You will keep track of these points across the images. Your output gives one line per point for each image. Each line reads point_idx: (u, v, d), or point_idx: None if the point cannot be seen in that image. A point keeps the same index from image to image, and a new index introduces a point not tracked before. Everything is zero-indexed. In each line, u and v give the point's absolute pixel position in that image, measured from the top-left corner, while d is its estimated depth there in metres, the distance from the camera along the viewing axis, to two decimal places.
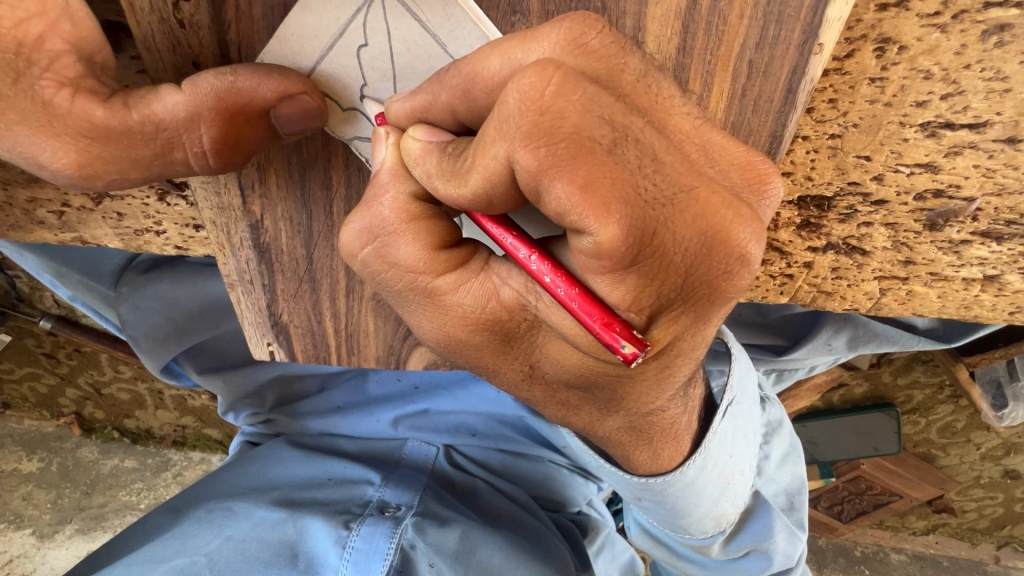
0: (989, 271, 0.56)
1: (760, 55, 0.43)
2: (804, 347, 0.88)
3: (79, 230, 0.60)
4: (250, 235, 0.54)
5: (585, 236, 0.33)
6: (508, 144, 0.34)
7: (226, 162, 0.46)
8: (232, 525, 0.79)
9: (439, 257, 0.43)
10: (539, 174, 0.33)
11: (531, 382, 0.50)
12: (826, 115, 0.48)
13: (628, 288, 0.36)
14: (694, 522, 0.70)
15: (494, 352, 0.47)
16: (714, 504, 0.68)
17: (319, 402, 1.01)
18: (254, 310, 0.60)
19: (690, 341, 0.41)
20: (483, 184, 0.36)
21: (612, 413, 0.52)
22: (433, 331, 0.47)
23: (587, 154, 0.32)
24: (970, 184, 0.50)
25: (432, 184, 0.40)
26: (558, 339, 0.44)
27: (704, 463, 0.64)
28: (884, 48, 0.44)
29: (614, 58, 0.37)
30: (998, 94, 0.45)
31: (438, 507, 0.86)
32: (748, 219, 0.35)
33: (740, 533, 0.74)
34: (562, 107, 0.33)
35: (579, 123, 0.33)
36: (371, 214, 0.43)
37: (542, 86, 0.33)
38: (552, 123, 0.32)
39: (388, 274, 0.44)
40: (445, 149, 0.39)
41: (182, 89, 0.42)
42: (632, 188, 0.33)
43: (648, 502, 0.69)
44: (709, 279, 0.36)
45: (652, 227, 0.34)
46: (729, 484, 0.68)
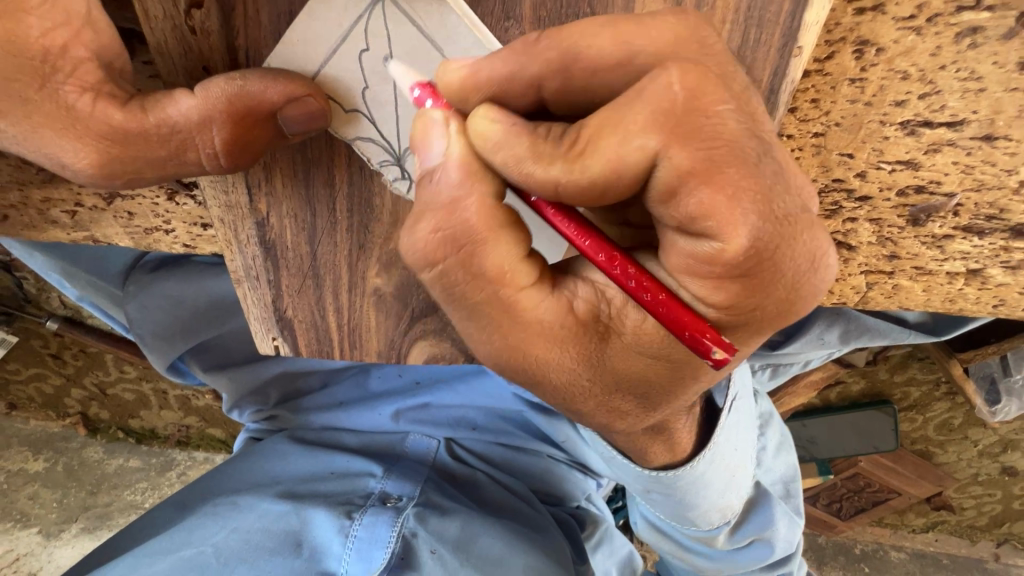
0: (973, 264, 0.58)
1: (742, 57, 0.45)
2: (797, 341, 0.90)
3: (91, 229, 0.62)
4: (256, 233, 0.56)
5: (710, 241, 0.36)
6: (661, 137, 0.35)
7: (236, 162, 0.48)
8: (238, 517, 0.81)
9: (524, 266, 0.41)
10: (686, 177, 0.35)
11: (586, 395, 0.47)
12: (809, 115, 0.50)
13: (729, 293, 0.38)
14: (700, 513, 0.71)
15: (558, 372, 0.45)
16: (720, 496, 0.70)
17: (322, 398, 1.04)
18: (260, 306, 0.62)
19: (747, 351, 0.43)
20: (607, 171, 0.36)
21: (648, 420, 0.50)
22: (498, 345, 0.44)
23: (739, 163, 0.35)
24: (951, 180, 0.52)
25: (523, 169, 0.38)
26: (627, 348, 0.44)
27: (713, 457, 0.66)
28: (862, 50, 0.46)
29: (727, 65, 0.38)
30: (973, 93, 0.47)
31: (439, 498, 0.88)
32: (828, 242, 0.40)
33: (744, 523, 0.76)
34: (721, 115, 0.35)
35: (735, 132, 0.35)
36: (451, 213, 0.40)
37: (701, 89, 0.35)
38: (715, 128, 0.35)
39: (469, 287, 0.41)
40: (536, 132, 0.39)
41: (194, 93, 0.44)
42: (769, 201, 0.36)
43: (657, 494, 0.70)
44: (797, 288, 0.39)
45: (772, 241, 0.36)
46: (734, 476, 0.70)
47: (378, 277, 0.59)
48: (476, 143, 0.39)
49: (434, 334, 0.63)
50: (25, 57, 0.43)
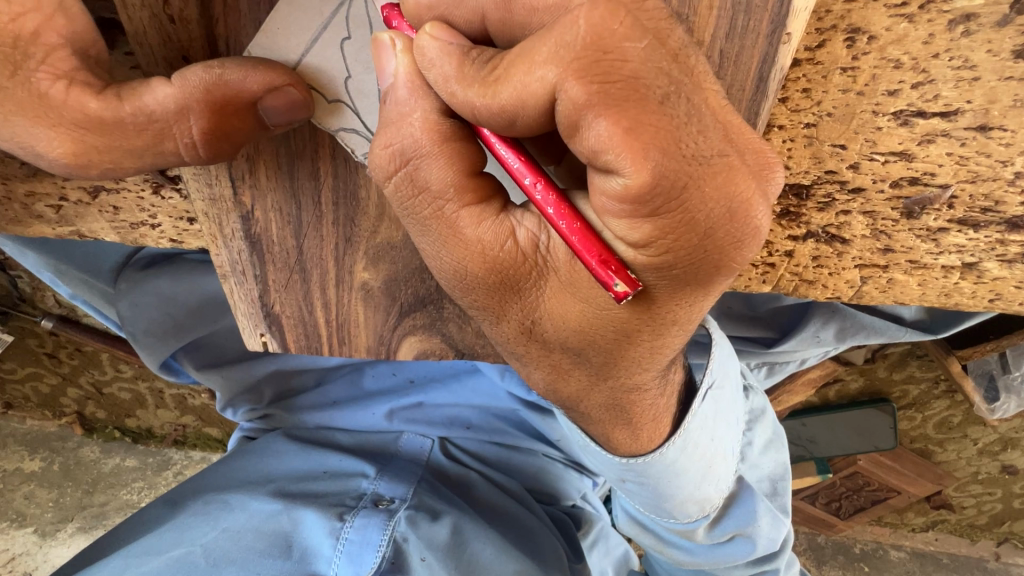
0: (968, 258, 0.57)
1: (731, 45, 0.45)
2: (792, 339, 0.89)
3: (76, 224, 0.61)
4: (241, 226, 0.55)
5: (615, 177, 0.35)
6: (559, 70, 0.34)
7: (216, 153, 0.47)
8: (227, 518, 0.80)
9: (470, 183, 0.43)
10: (585, 109, 0.34)
11: (528, 339, 0.50)
12: (801, 105, 0.49)
13: (644, 237, 0.38)
14: (677, 505, 0.71)
15: (498, 299, 0.47)
16: (696, 488, 0.69)
17: (316, 397, 1.03)
18: (246, 301, 0.61)
19: (683, 309, 0.43)
20: (513, 101, 0.36)
21: (601, 382, 0.53)
22: (450, 265, 0.46)
23: (638, 100, 0.33)
24: (945, 171, 0.52)
25: (449, 89, 0.39)
26: (564, 292, 0.45)
27: (684, 445, 0.65)
28: (853, 39, 0.46)
29: (664, 20, 0.35)
30: (967, 82, 0.46)
31: (432, 500, 0.87)
32: (762, 196, 0.38)
33: (724, 517, 0.75)
34: (625, 51, 0.33)
35: (638, 70, 0.33)
36: (398, 133, 0.42)
37: (612, 24, 0.33)
38: (612, 64, 0.33)
39: (415, 200, 0.44)
40: (468, 55, 0.39)
41: (172, 82, 0.44)
42: (676, 140, 0.34)
43: (632, 484, 0.70)
44: (723, 245, 0.38)
45: (683, 182, 0.35)
46: (710, 468, 0.69)
47: (365, 272, 0.58)
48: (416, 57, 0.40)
49: (423, 330, 0.62)
50: None
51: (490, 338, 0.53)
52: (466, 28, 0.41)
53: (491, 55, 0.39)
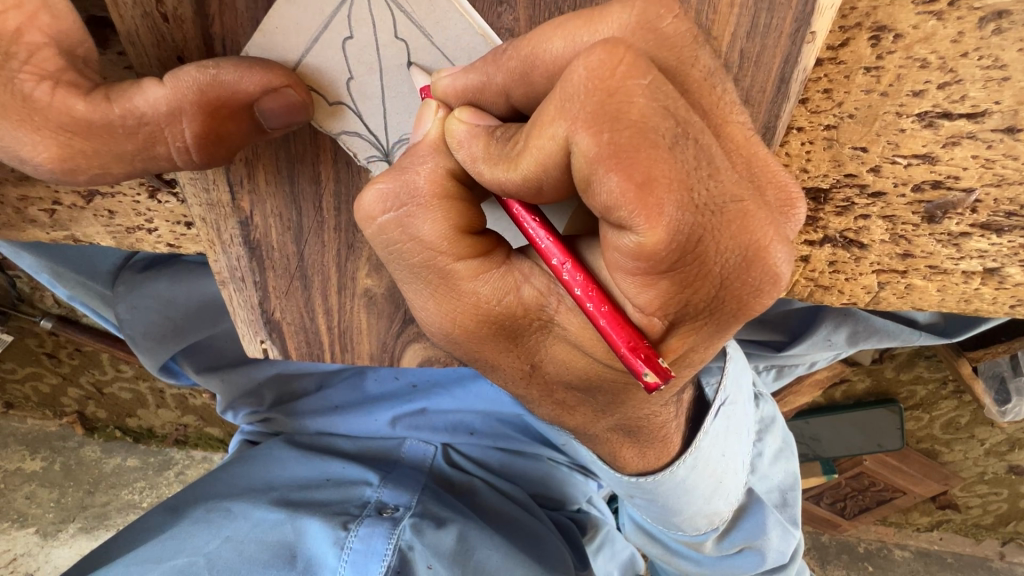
0: (989, 264, 0.55)
1: (751, 44, 0.43)
2: (802, 343, 0.88)
3: (71, 229, 0.60)
4: (240, 232, 0.54)
5: (628, 234, 0.33)
6: (568, 124, 0.32)
7: (210, 157, 0.45)
8: (231, 526, 0.79)
9: (463, 240, 0.42)
10: (596, 163, 0.32)
11: (530, 380, 0.50)
12: (821, 106, 0.47)
13: (659, 292, 0.36)
14: (686, 519, 0.70)
15: (497, 347, 0.47)
16: (706, 502, 0.68)
17: (319, 400, 1.02)
18: (246, 308, 0.60)
19: (701, 353, 0.42)
20: (536, 167, 0.35)
21: (607, 415, 0.52)
22: (439, 317, 0.46)
23: (649, 147, 0.31)
24: (969, 175, 0.50)
25: (477, 169, 0.39)
26: (566, 342, 0.45)
27: (695, 463, 0.64)
28: (879, 37, 0.44)
29: (686, 48, 0.36)
30: (996, 83, 0.44)
31: (436, 507, 0.86)
32: (783, 238, 0.35)
33: (733, 530, 0.73)
34: (630, 90, 0.31)
35: (645, 111, 0.32)
36: (401, 180, 0.41)
37: (613, 65, 0.32)
38: (619, 107, 0.31)
39: (405, 247, 0.42)
40: (494, 133, 0.38)
41: (164, 82, 0.42)
42: (687, 190, 0.32)
43: (640, 500, 0.69)
44: (740, 294, 0.36)
45: (697, 235, 0.33)
46: (721, 483, 0.68)
47: (368, 278, 0.56)
48: (447, 141, 0.40)
49: (427, 337, 0.60)
50: None
51: (492, 379, 0.53)
52: (494, 108, 0.41)
53: (516, 130, 0.38)
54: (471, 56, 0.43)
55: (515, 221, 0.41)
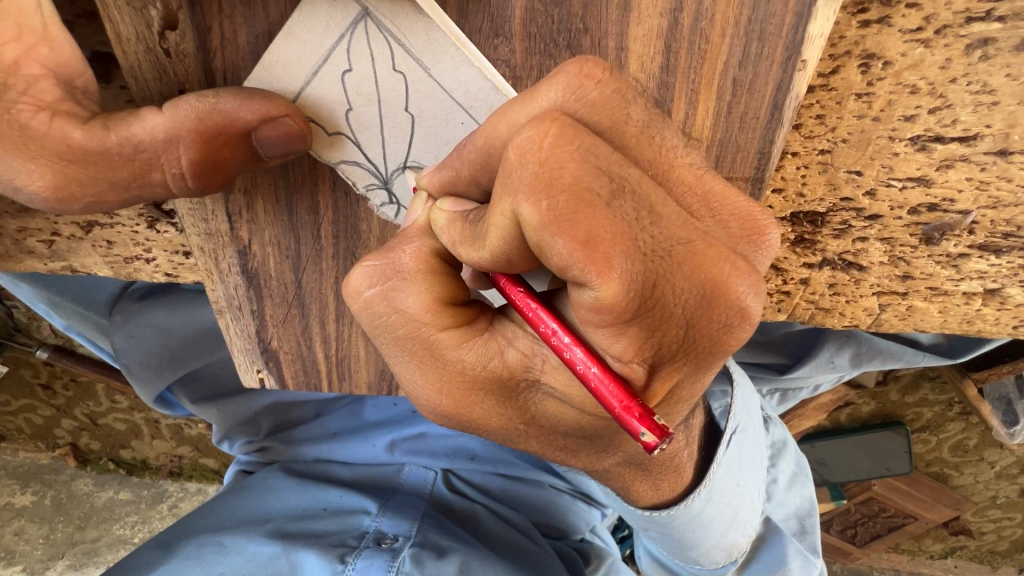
0: (990, 285, 0.56)
1: (743, 73, 0.43)
2: (806, 365, 0.87)
3: (69, 259, 0.59)
4: (238, 261, 0.53)
5: (586, 290, 0.33)
6: (512, 197, 0.33)
7: (204, 184, 0.46)
8: (223, 562, 0.78)
9: (445, 311, 0.42)
10: (542, 230, 0.32)
11: (528, 434, 0.49)
12: (814, 131, 0.48)
13: (630, 340, 0.35)
14: (704, 553, 0.68)
15: (492, 403, 0.46)
16: (723, 535, 0.67)
17: (314, 428, 1.05)
18: (243, 337, 0.59)
19: (691, 388, 0.41)
20: (502, 244, 0.35)
21: (608, 455, 0.51)
22: (427, 380, 0.46)
23: (587, 207, 0.32)
24: (965, 197, 0.50)
25: (456, 253, 0.39)
26: (556, 398, 0.44)
27: (709, 496, 0.62)
28: (868, 64, 0.44)
29: (617, 108, 0.37)
30: (986, 107, 0.45)
31: (437, 536, 0.85)
32: (741, 270, 0.34)
33: (753, 562, 0.72)
34: (560, 157, 0.32)
35: (578, 173, 0.32)
36: (387, 257, 0.42)
37: (540, 137, 0.32)
38: (552, 173, 0.32)
39: (390, 319, 0.43)
40: (468, 217, 0.39)
41: (163, 111, 0.43)
42: (633, 240, 0.32)
43: (655, 533, 0.67)
44: (710, 331, 0.35)
45: (652, 281, 0.33)
46: (738, 514, 0.66)
47: None
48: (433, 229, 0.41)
49: None
50: None
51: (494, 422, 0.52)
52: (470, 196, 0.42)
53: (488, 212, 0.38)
54: (472, 91, 0.44)
55: (501, 294, 0.40)
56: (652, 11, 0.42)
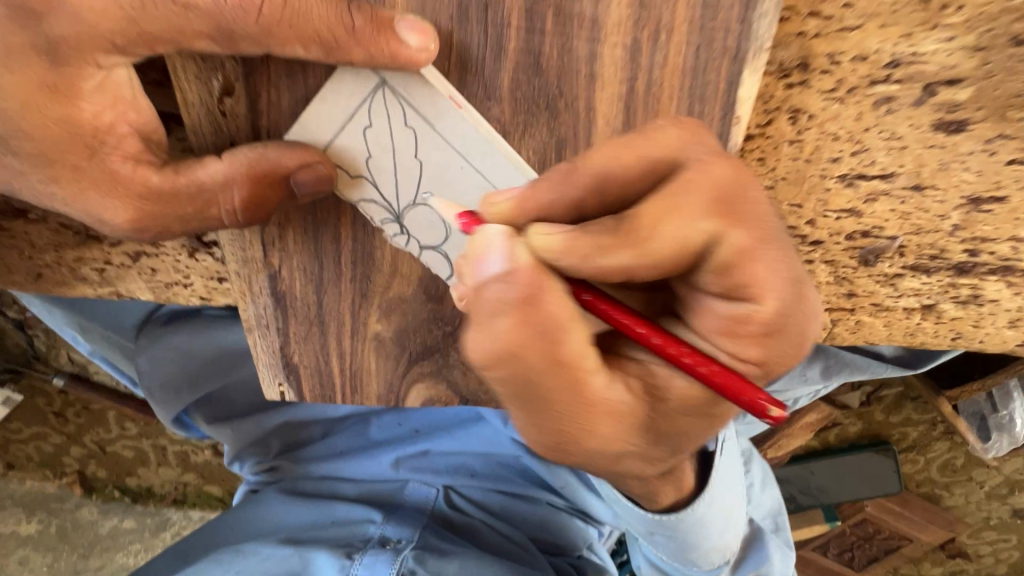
0: (926, 301, 0.65)
1: (689, 125, 0.52)
2: (782, 378, 0.95)
3: (116, 285, 0.67)
4: (269, 285, 0.61)
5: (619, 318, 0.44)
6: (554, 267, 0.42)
7: (252, 217, 0.54)
8: (241, 561, 0.89)
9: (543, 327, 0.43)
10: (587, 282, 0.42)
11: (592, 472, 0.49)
12: (757, 171, 0.57)
13: (728, 339, 0.43)
14: (703, 553, 0.75)
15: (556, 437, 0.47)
16: (721, 534, 0.73)
17: (321, 448, 1.12)
18: (268, 352, 0.67)
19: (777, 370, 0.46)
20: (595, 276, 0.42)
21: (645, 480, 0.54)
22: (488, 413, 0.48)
23: (619, 253, 0.41)
24: (892, 225, 0.59)
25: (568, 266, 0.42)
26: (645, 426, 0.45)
27: (709, 498, 0.69)
28: (796, 117, 0.53)
29: (633, 154, 0.44)
30: (897, 150, 0.54)
31: (436, 539, 0.95)
32: (775, 266, 0.42)
33: (743, 562, 0.79)
34: (585, 233, 0.41)
35: (596, 241, 0.41)
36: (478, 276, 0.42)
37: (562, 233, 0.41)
38: (582, 246, 0.41)
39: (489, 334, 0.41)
40: (582, 229, 0.41)
41: (222, 159, 0.52)
42: (668, 267, 0.42)
43: (661, 537, 0.72)
44: (782, 317, 0.43)
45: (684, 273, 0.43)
46: (731, 513, 0.74)
47: (378, 322, 0.63)
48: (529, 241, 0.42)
49: (429, 377, 0.67)
50: (69, 130, 0.49)
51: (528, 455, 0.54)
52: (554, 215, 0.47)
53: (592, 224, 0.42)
54: (470, 142, 0.53)
55: (586, 309, 0.44)
56: (613, 79, 0.50)
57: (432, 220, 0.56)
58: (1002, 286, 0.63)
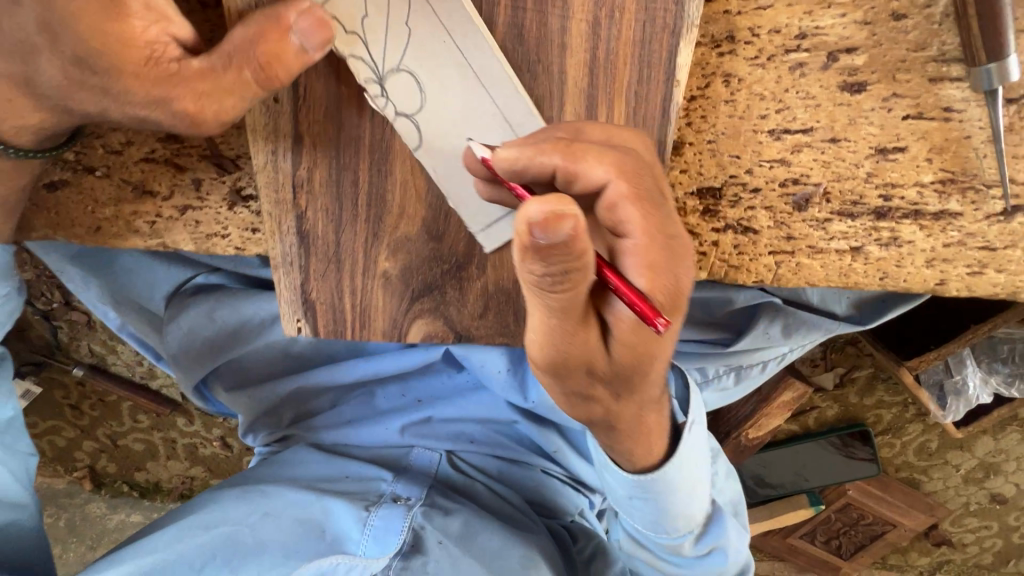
0: (855, 243, 0.75)
1: (642, 89, 0.65)
2: (748, 336, 1.08)
3: (162, 237, 0.78)
4: (296, 224, 0.73)
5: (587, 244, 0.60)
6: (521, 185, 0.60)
7: (273, 76, 0.61)
8: (268, 503, 1.02)
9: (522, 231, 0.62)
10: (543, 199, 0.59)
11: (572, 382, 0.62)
12: (701, 127, 0.70)
13: (636, 272, 0.57)
14: (671, 519, 0.86)
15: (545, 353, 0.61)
16: (685, 503, 0.85)
17: (332, 417, 1.21)
18: (290, 289, 0.77)
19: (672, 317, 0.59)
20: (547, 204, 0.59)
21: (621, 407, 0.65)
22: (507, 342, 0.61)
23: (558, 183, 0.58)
24: (815, 173, 0.71)
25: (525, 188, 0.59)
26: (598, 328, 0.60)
27: (677, 464, 0.81)
28: (729, 80, 0.68)
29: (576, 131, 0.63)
30: (813, 106, 0.68)
31: (443, 500, 1.07)
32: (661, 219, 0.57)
33: (705, 534, 0.91)
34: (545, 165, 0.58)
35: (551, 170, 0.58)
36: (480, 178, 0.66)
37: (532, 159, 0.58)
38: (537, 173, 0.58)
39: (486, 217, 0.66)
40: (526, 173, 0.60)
41: (241, 25, 0.60)
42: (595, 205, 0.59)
43: (637, 499, 0.84)
44: (665, 263, 0.57)
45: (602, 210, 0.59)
46: (694, 489, 0.85)
47: (386, 261, 0.75)
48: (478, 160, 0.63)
49: (429, 313, 0.77)
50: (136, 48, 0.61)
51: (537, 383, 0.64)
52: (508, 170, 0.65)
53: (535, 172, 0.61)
54: (488, 71, 0.65)
55: None
56: (579, 50, 0.65)
57: (410, 88, 0.65)
58: (916, 229, 0.73)
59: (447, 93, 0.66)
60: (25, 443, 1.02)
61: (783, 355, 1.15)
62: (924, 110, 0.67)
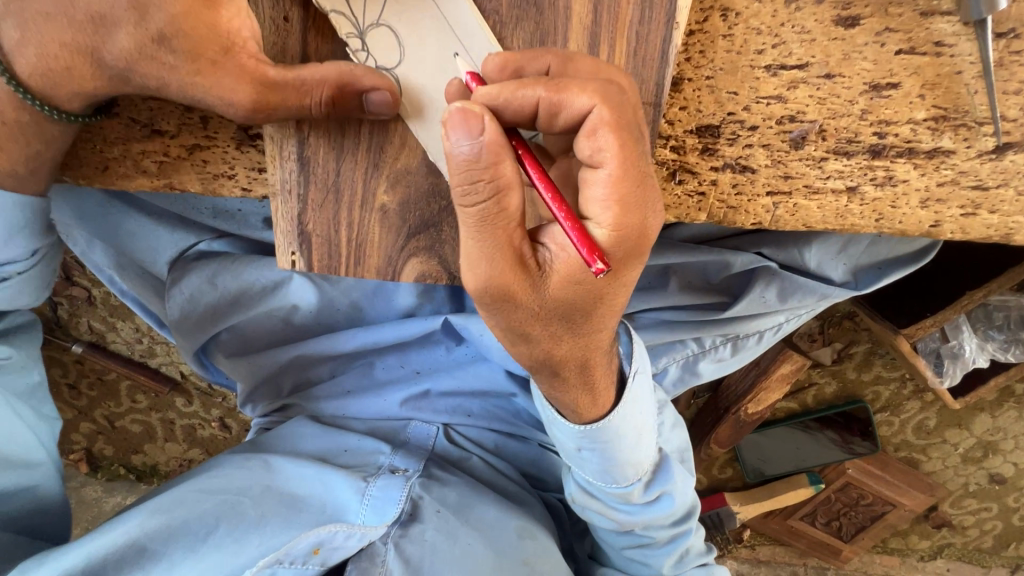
0: (849, 183, 0.76)
1: (642, 28, 0.68)
2: (744, 300, 1.09)
3: (170, 178, 0.79)
4: (296, 150, 0.75)
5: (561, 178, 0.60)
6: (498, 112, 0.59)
7: None
8: (270, 476, 1.01)
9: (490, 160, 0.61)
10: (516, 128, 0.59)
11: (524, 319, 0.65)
12: (701, 62, 0.72)
13: (603, 209, 0.57)
14: (620, 468, 0.90)
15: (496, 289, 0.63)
16: (632, 451, 0.89)
17: (331, 387, 1.20)
18: (286, 219, 0.78)
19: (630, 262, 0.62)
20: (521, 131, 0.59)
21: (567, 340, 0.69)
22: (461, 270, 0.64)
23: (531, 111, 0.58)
24: (811, 109, 0.73)
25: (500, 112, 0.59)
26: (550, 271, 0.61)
27: (621, 412, 0.84)
28: (726, 14, 0.70)
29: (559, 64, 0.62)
30: (809, 41, 0.70)
31: (439, 471, 1.09)
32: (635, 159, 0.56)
33: (654, 481, 0.96)
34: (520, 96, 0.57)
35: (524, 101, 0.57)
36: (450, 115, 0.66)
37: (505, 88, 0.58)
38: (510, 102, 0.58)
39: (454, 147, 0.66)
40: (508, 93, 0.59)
41: None
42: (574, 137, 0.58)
43: (586, 449, 0.87)
44: (631, 203, 0.57)
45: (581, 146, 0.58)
46: (640, 437, 0.89)
47: (384, 194, 0.76)
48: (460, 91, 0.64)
49: (424, 251, 0.79)
50: None
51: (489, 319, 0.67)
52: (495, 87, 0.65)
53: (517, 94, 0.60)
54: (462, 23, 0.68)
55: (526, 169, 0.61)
56: None
57: (389, 41, 0.69)
58: (909, 168, 0.75)
59: (421, 34, 0.69)
60: (49, 407, 1.02)
61: (779, 325, 1.17)
62: (915, 46, 0.70)
